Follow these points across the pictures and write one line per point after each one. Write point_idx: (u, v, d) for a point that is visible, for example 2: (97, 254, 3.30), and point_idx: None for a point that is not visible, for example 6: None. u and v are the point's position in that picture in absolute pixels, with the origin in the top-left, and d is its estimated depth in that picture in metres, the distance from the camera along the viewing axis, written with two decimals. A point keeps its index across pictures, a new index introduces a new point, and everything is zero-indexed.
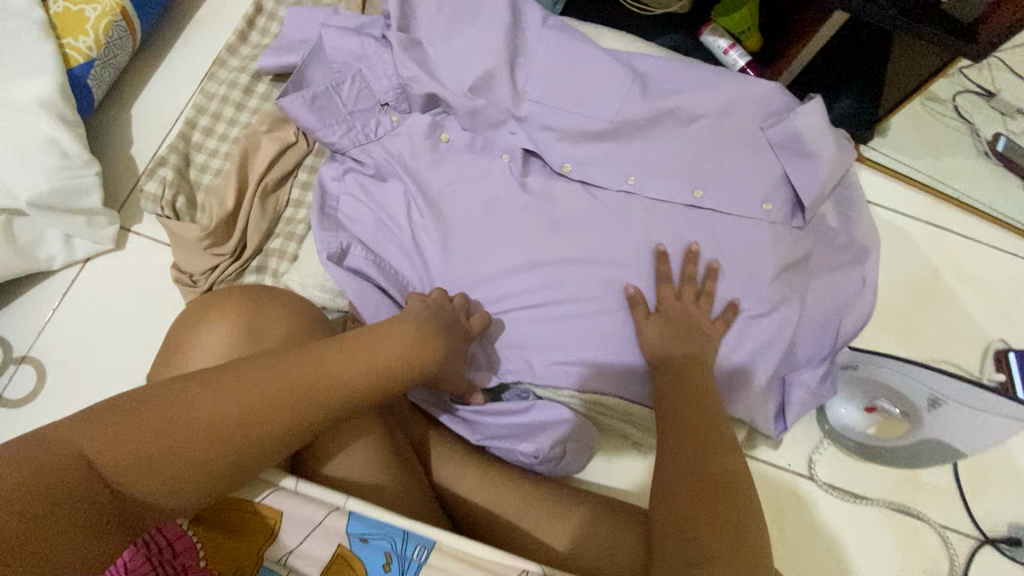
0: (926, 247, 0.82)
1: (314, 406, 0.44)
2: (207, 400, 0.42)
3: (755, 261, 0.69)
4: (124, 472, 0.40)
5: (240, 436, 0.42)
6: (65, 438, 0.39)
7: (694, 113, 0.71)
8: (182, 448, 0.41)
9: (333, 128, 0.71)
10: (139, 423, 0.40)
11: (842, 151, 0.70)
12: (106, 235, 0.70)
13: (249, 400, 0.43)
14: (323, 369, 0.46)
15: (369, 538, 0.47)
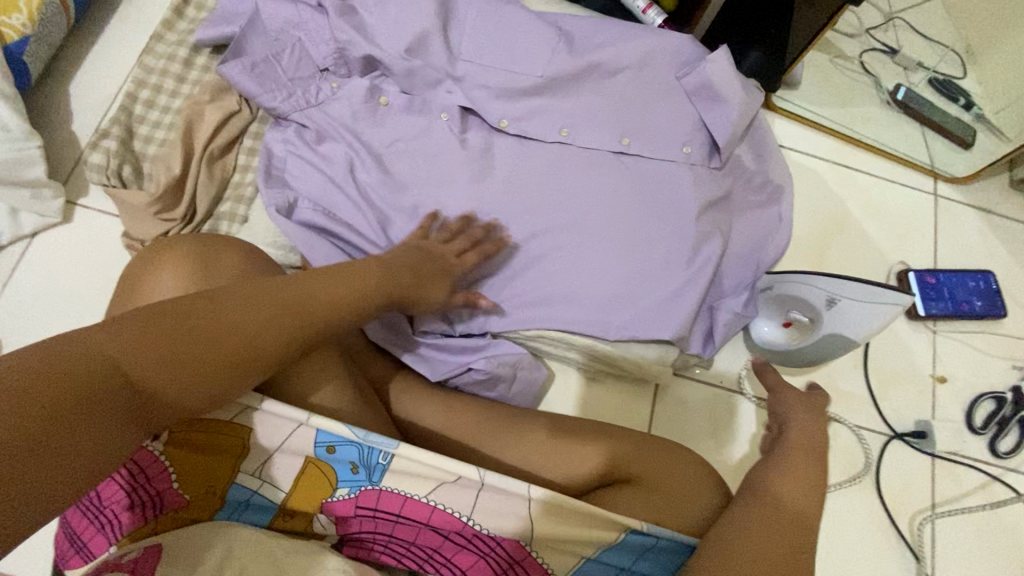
0: (835, 185, 0.91)
1: (309, 318, 0.50)
2: (215, 312, 0.45)
3: (679, 200, 0.76)
4: (135, 383, 0.41)
5: (246, 346, 0.46)
6: (88, 341, 0.40)
7: (616, 66, 0.77)
8: (201, 349, 0.44)
9: (275, 93, 0.73)
10: (149, 333, 0.42)
11: (750, 95, 0.77)
12: (53, 209, 0.71)
13: (254, 313, 0.47)
14: (310, 286, 0.51)
15: (337, 446, 0.49)
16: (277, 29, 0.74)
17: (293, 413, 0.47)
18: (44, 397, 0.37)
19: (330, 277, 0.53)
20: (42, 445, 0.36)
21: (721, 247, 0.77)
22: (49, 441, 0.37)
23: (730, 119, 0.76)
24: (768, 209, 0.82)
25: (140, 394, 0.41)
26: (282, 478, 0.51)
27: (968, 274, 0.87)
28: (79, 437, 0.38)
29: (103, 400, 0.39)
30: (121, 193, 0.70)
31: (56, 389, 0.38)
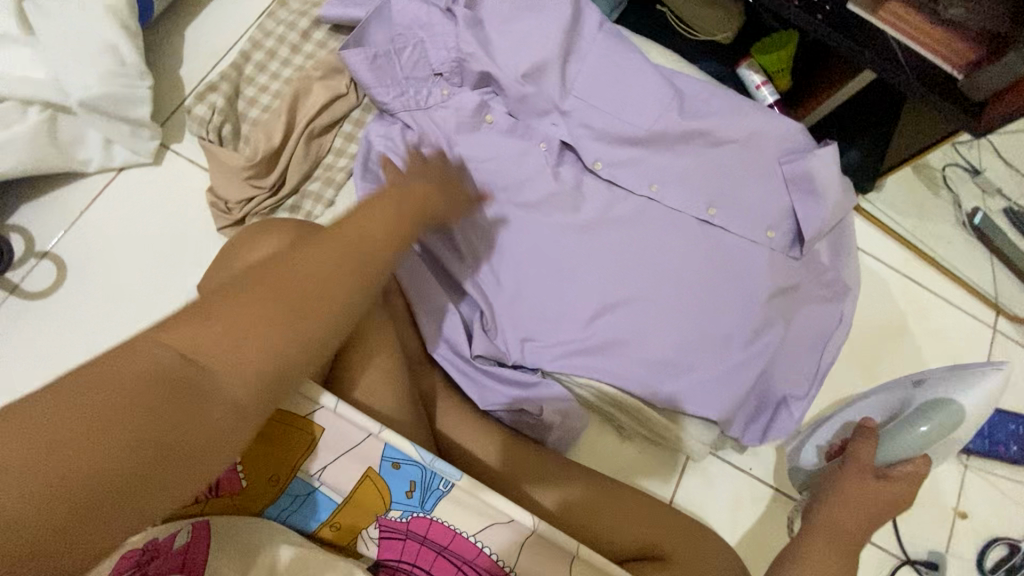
0: (901, 297, 0.90)
1: (360, 272, 0.43)
2: (245, 281, 0.39)
3: (752, 282, 0.76)
4: (188, 377, 0.35)
5: (298, 307, 0.39)
6: (135, 352, 0.35)
7: (724, 137, 0.76)
8: (261, 333, 0.37)
9: (388, 88, 0.74)
10: (187, 320, 0.37)
11: (845, 197, 0.77)
12: (147, 148, 0.71)
13: (305, 273, 0.41)
14: (339, 237, 0.45)
15: (400, 465, 0.49)
16: (401, 24, 0.74)
17: (367, 424, 0.47)
18: (69, 411, 0.32)
19: (371, 232, 0.47)
20: (81, 461, 0.31)
21: (781, 337, 0.77)
22: (88, 457, 0.31)
23: (821, 215, 0.76)
24: (831, 306, 0.81)
25: (202, 390, 0.35)
26: (339, 483, 0.52)
27: (1012, 416, 0.85)
28: (129, 445, 0.33)
29: (155, 401, 0.34)
30: (218, 150, 0.70)
31: (83, 396, 0.33)
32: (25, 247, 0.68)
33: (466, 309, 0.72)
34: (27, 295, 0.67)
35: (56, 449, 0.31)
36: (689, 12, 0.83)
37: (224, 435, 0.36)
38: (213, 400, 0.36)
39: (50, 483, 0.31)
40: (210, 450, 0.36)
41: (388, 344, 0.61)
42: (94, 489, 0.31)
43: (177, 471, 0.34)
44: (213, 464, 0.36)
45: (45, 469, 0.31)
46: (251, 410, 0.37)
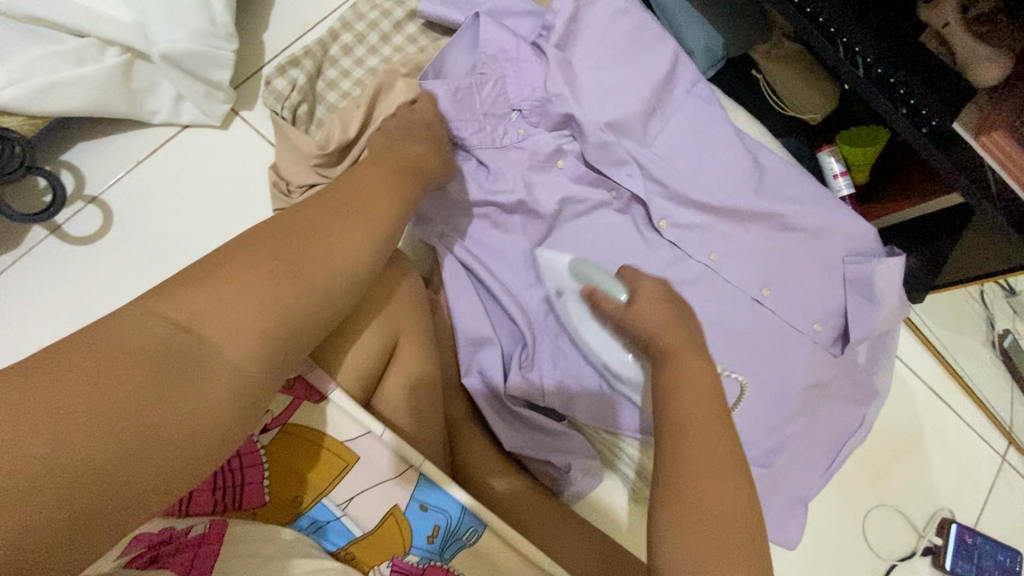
0: (921, 409, 0.90)
1: (282, 251, 0.48)
2: (242, 266, 0.46)
3: (790, 373, 0.75)
4: (187, 353, 0.41)
5: (274, 286, 0.46)
6: (132, 326, 0.41)
7: (794, 224, 0.75)
8: (220, 304, 0.44)
9: (465, 122, 0.71)
10: (192, 302, 0.43)
11: (898, 308, 0.76)
12: (218, 112, 0.70)
13: (272, 257, 0.47)
14: (298, 218, 0.51)
15: (428, 507, 0.52)
16: (488, 52, 0.71)
17: (411, 455, 0.51)
18: (67, 395, 0.36)
19: (305, 208, 0.52)
20: (73, 440, 0.36)
21: (804, 430, 0.76)
22: (81, 434, 0.36)
23: (874, 322, 0.75)
24: (856, 408, 0.80)
25: (203, 364, 0.42)
26: (363, 517, 0.51)
27: (1007, 552, 0.85)
28: (123, 422, 0.37)
29: (153, 380, 0.39)
30: (289, 130, 0.69)
31: (80, 377, 0.37)
32: (75, 186, 0.68)
33: (507, 342, 0.71)
34: (68, 238, 0.67)
35: (48, 427, 0.35)
36: (785, 87, 0.81)
37: (219, 410, 0.42)
38: (214, 376, 0.42)
39: (44, 460, 0.34)
40: (204, 430, 0.41)
41: (429, 371, 0.58)
42: (86, 468, 0.36)
43: (165, 453, 0.39)
44: (213, 445, 0.41)
45: (36, 448, 0.35)
46: (251, 378, 0.44)
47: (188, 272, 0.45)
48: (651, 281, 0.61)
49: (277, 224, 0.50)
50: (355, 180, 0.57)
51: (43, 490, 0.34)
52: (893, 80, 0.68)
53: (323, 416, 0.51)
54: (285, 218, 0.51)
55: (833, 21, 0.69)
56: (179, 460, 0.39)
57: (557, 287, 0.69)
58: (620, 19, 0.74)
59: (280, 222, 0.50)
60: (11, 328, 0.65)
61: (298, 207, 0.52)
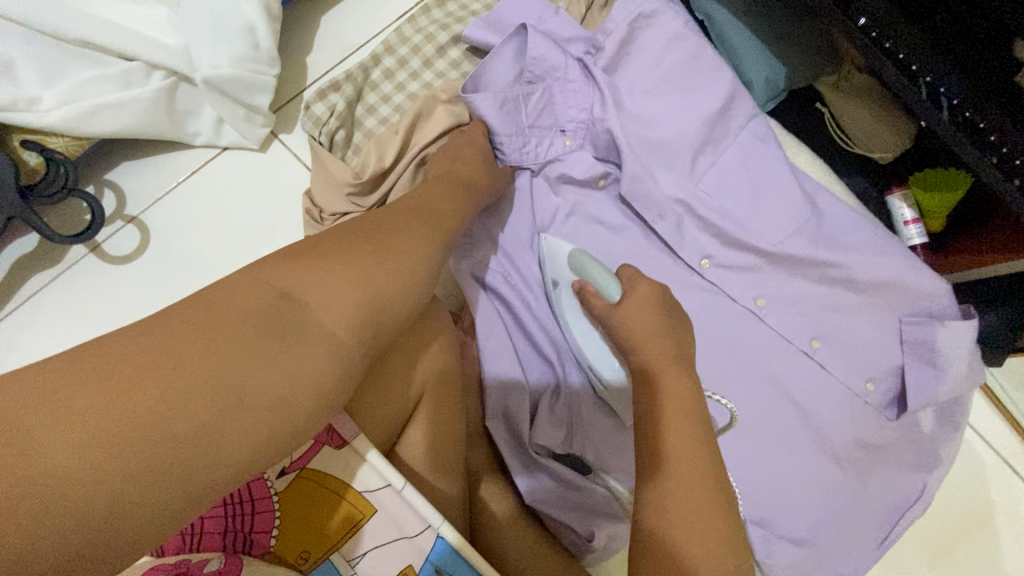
0: (993, 482, 0.81)
1: (363, 239, 0.47)
2: (336, 250, 0.45)
3: (840, 437, 0.68)
4: (287, 323, 0.40)
5: (366, 268, 0.45)
6: (240, 292, 0.40)
7: (854, 276, 0.68)
8: (311, 279, 0.42)
9: (512, 136, 0.70)
10: (287, 273, 0.42)
11: (971, 374, 0.68)
12: (256, 135, 0.70)
13: (362, 241, 0.47)
14: (384, 215, 0.51)
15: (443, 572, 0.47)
16: (536, 71, 0.68)
17: (430, 515, 0.45)
18: (167, 353, 0.36)
19: (383, 211, 0.52)
20: (167, 394, 0.34)
21: (853, 501, 0.69)
22: (172, 392, 0.34)
23: (933, 391, 0.67)
24: (919, 475, 0.72)
25: (297, 331, 0.40)
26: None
27: None
28: (210, 383, 0.36)
29: (241, 345, 0.38)
30: (325, 155, 0.68)
31: (181, 340, 0.36)
32: (115, 206, 0.69)
33: (534, 384, 0.66)
34: (106, 256, 0.68)
35: (142, 379, 0.34)
36: (851, 123, 0.74)
37: (306, 384, 0.39)
38: (308, 347, 0.40)
39: (137, 413, 0.33)
40: (291, 404, 0.39)
41: (454, 421, 0.54)
42: (172, 434, 0.34)
43: (248, 421, 0.37)
44: (300, 417, 0.39)
45: (136, 402, 0.34)
46: (343, 358, 0.41)
47: (290, 249, 0.45)
48: (649, 284, 0.55)
49: (370, 218, 0.50)
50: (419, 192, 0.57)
51: (134, 447, 0.33)
52: (983, 126, 0.59)
53: (342, 461, 0.48)
54: (379, 215, 0.51)
55: (915, 59, 0.62)
56: (257, 432, 0.37)
57: (554, 276, 0.65)
58: (673, 46, 0.69)
59: (370, 217, 0.50)
60: (48, 344, 0.66)
61: (386, 210, 0.52)
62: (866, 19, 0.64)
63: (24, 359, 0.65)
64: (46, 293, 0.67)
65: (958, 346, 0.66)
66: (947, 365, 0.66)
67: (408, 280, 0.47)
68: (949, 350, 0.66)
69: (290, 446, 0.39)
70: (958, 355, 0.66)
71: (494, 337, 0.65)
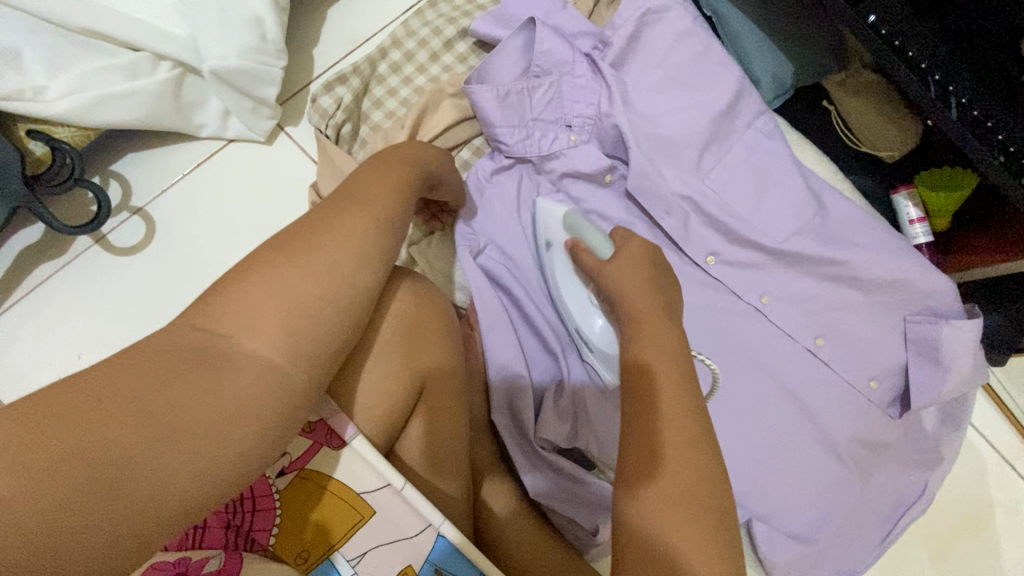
0: (993, 481, 0.81)
1: (290, 248, 0.44)
2: (262, 269, 0.43)
3: (842, 435, 0.69)
4: (214, 357, 0.39)
5: (291, 285, 0.42)
6: (159, 340, 0.40)
7: (858, 274, 0.68)
8: (235, 308, 0.41)
9: (513, 129, 0.68)
10: (212, 307, 0.41)
11: (974, 374, 0.68)
12: (262, 127, 0.70)
13: (284, 252, 0.44)
14: (322, 212, 0.47)
15: (442, 572, 0.47)
16: (543, 66, 0.68)
17: (431, 513, 0.46)
18: (89, 392, 0.35)
19: (319, 206, 0.48)
20: (93, 438, 0.34)
21: (855, 499, 0.69)
22: (99, 428, 0.34)
23: (936, 389, 0.67)
24: (920, 474, 0.72)
25: (223, 363, 0.39)
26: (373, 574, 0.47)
27: None
28: (133, 419, 0.35)
29: (165, 381, 0.37)
30: (332, 148, 0.68)
31: (103, 383, 0.36)
32: (121, 198, 0.69)
33: (537, 380, 0.66)
34: (111, 249, 0.68)
35: (66, 428, 0.33)
36: (857, 121, 0.74)
37: (237, 410, 0.38)
38: (239, 373, 0.39)
39: (55, 455, 0.33)
40: (227, 429, 0.38)
41: (459, 415, 0.54)
42: (97, 475, 0.33)
43: (179, 453, 0.36)
44: (242, 445, 0.38)
45: (63, 448, 0.33)
46: (277, 379, 0.40)
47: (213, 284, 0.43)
48: (641, 242, 0.54)
49: (295, 224, 0.47)
50: (371, 171, 0.52)
51: (48, 492, 0.32)
52: (991, 125, 0.59)
53: (342, 462, 0.48)
54: (307, 217, 0.47)
55: (924, 57, 0.61)
56: (195, 468, 0.36)
57: (547, 237, 0.65)
58: (681, 43, 0.69)
59: (301, 223, 0.47)
60: (52, 336, 0.66)
61: (320, 208, 0.48)
62: (875, 16, 0.63)
63: (28, 352, 0.65)
64: (51, 284, 0.67)
65: (962, 344, 0.66)
66: (952, 364, 0.67)
67: (342, 287, 0.44)
68: (955, 348, 0.67)
69: (226, 478, 0.38)
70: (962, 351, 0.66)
71: (499, 332, 0.65)
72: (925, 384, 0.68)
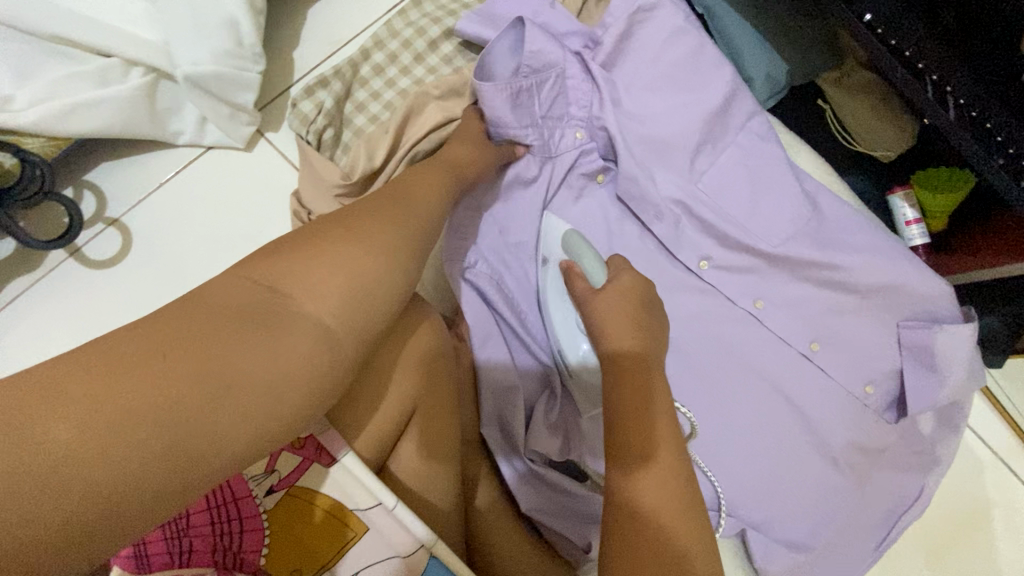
0: (991, 483, 0.80)
1: (343, 229, 0.44)
2: (319, 238, 0.43)
3: (838, 441, 0.68)
4: (274, 315, 0.38)
5: (348, 262, 0.42)
6: (218, 292, 0.38)
7: (854, 278, 0.67)
8: (293, 271, 0.40)
9: (527, 127, 0.67)
10: (273, 269, 0.40)
11: (970, 378, 0.67)
12: (241, 133, 0.67)
13: (340, 232, 0.44)
14: (353, 210, 0.47)
15: None
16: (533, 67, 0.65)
17: (422, 530, 0.45)
18: (153, 339, 0.34)
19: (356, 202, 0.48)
20: (150, 382, 0.32)
21: (851, 505, 0.68)
22: (160, 371, 0.33)
23: (932, 394, 0.66)
24: (917, 478, 0.71)
25: (285, 320, 0.38)
26: None
27: None
28: (189, 368, 0.33)
29: (229, 331, 0.36)
30: (314, 155, 0.66)
31: (157, 332, 0.35)
32: (96, 208, 0.67)
33: (530, 390, 0.65)
34: (88, 261, 0.66)
35: (119, 373, 0.32)
36: (852, 120, 0.73)
37: (294, 369, 0.37)
38: (297, 333, 0.38)
39: (113, 402, 0.31)
40: (280, 389, 0.36)
41: (447, 431, 0.53)
42: (153, 419, 0.32)
43: (233, 406, 0.34)
44: (294, 412, 0.37)
45: (119, 386, 0.31)
46: (332, 347, 0.39)
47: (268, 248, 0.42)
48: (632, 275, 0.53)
49: (348, 211, 0.47)
50: (412, 178, 0.54)
51: (99, 433, 0.30)
52: (989, 126, 0.58)
53: (332, 480, 0.47)
54: (357, 207, 0.47)
55: (920, 57, 0.60)
56: (245, 427, 0.35)
57: (545, 252, 0.64)
58: (672, 42, 0.67)
59: (353, 210, 0.47)
60: (28, 352, 0.64)
61: (363, 201, 0.48)
62: (872, 15, 0.61)
63: (0, 371, 0.63)
64: (26, 298, 0.65)
65: (959, 347, 0.65)
66: (949, 368, 0.66)
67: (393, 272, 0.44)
68: (952, 352, 0.65)
69: (280, 437, 0.37)
70: (958, 353, 0.65)
71: (488, 341, 0.64)
72: (922, 389, 0.67)
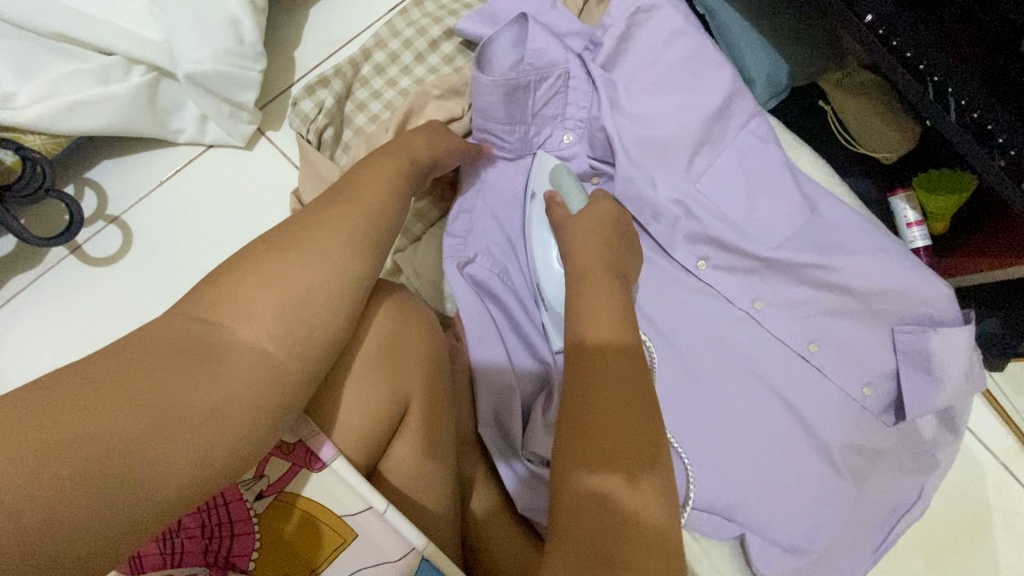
0: (991, 487, 0.80)
1: (289, 240, 0.44)
2: (259, 259, 0.43)
3: (835, 444, 0.68)
4: (211, 346, 0.39)
5: (287, 279, 0.42)
6: (158, 330, 0.40)
7: (854, 280, 0.66)
8: (230, 299, 0.41)
9: (515, 125, 0.67)
10: (212, 299, 0.41)
11: (970, 381, 0.67)
12: (241, 132, 0.68)
13: (281, 245, 0.44)
14: (309, 215, 0.47)
15: None
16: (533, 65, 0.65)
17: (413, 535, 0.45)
18: (95, 378, 0.36)
19: (311, 203, 0.48)
20: (93, 420, 0.34)
21: (848, 508, 0.68)
22: (100, 410, 0.34)
23: (930, 397, 0.66)
24: (915, 482, 0.71)
25: (220, 350, 0.39)
26: None
27: None
28: (129, 410, 0.35)
29: (166, 366, 0.37)
30: (313, 154, 0.66)
31: (96, 376, 0.36)
32: (96, 206, 0.67)
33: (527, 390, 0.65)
34: (87, 258, 0.66)
35: (66, 413, 0.34)
36: (854, 121, 0.72)
37: (234, 396, 0.38)
38: (236, 361, 0.39)
39: (58, 442, 0.33)
40: (223, 414, 0.38)
41: (442, 431, 0.53)
42: (96, 457, 0.33)
43: (175, 439, 0.36)
44: (237, 437, 0.38)
45: (65, 425, 0.33)
46: (271, 367, 0.40)
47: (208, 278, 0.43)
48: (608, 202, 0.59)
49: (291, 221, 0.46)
50: (360, 170, 0.51)
51: (44, 482, 0.32)
52: (992, 126, 0.57)
53: (323, 485, 0.46)
54: (303, 215, 0.47)
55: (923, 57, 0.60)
56: (191, 455, 0.36)
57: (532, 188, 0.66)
58: (672, 42, 0.67)
59: (299, 219, 0.47)
60: (26, 348, 0.64)
61: (310, 208, 0.48)
62: (873, 15, 0.61)
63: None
64: (26, 295, 0.65)
65: (959, 351, 0.65)
66: (950, 372, 0.65)
67: (338, 281, 0.44)
68: (953, 356, 0.65)
69: (226, 464, 0.38)
70: (958, 357, 0.65)
71: (485, 341, 0.64)
72: (921, 392, 0.66)
